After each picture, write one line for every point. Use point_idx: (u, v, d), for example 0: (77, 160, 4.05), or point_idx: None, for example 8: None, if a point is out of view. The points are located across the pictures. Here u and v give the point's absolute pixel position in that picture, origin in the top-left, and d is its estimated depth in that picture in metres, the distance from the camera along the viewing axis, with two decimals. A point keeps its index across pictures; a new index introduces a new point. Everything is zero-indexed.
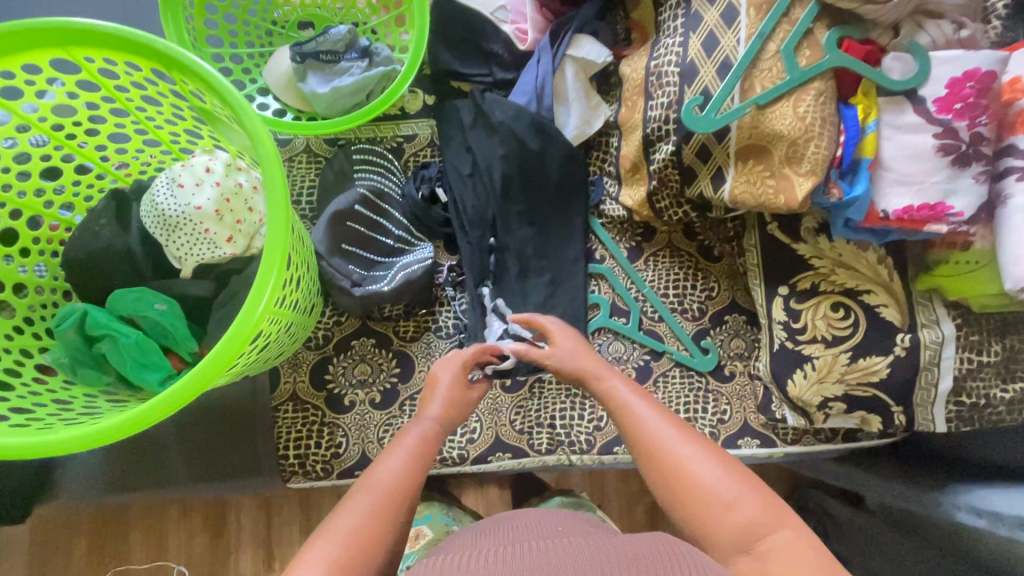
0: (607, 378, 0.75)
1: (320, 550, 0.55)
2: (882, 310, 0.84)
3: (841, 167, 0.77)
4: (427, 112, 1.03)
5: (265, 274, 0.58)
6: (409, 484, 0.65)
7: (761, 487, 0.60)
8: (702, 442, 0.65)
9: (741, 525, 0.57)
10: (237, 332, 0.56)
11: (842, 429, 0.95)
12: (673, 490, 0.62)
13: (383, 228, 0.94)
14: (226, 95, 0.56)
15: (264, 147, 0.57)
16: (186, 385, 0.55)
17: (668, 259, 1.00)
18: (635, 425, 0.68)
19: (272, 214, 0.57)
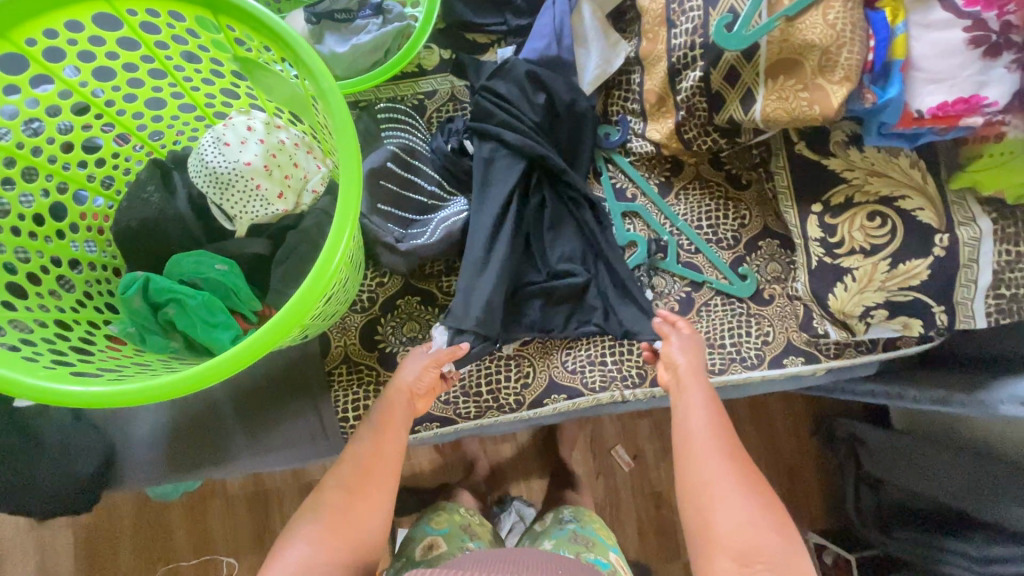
0: (690, 387, 0.84)
1: (304, 528, 0.72)
2: (919, 213, 0.85)
3: (873, 72, 0.78)
4: (444, 67, 1.02)
5: (339, 227, 0.56)
6: (382, 459, 0.79)
7: (782, 526, 0.71)
8: (743, 469, 0.76)
9: (740, 550, 0.69)
10: (315, 282, 0.55)
11: (882, 339, 0.98)
12: (700, 492, 0.75)
13: (416, 185, 0.94)
14: (287, 40, 0.56)
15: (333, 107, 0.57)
16: (267, 334, 0.54)
17: (698, 192, 1.02)
18: (689, 427, 0.81)
19: (344, 165, 0.56)
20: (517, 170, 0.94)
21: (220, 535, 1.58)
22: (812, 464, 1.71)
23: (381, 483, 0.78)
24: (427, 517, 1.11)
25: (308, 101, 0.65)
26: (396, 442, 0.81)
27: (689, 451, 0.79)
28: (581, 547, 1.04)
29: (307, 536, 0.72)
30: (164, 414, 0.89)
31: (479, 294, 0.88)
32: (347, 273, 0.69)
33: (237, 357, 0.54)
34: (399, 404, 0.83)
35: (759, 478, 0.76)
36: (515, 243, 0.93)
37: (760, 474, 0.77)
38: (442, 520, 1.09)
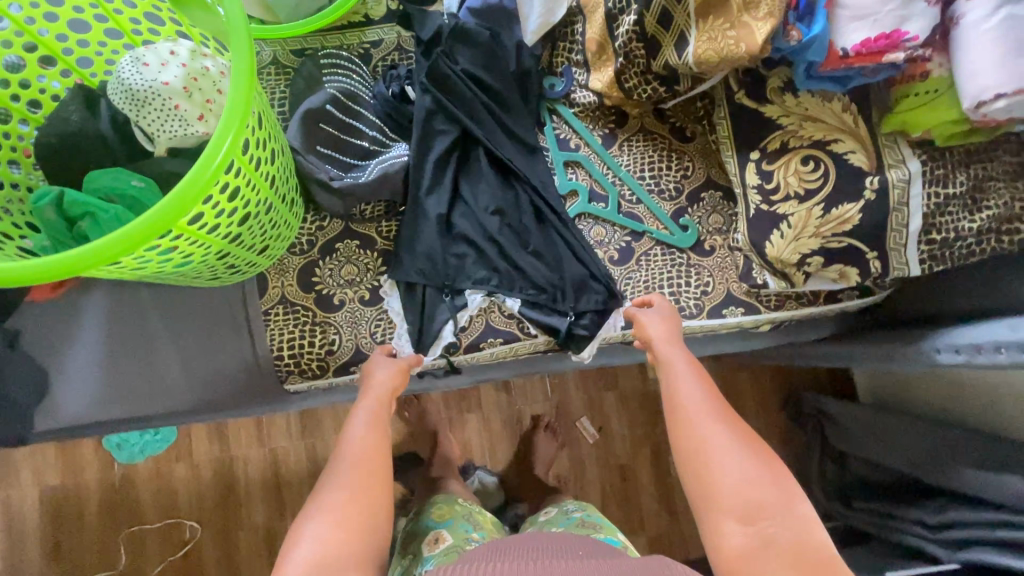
0: (670, 351, 0.85)
1: (312, 525, 0.66)
2: (851, 156, 0.85)
3: (798, 10, 0.78)
4: (392, 18, 1.02)
5: (227, 124, 0.58)
6: (375, 448, 0.75)
7: (784, 479, 0.69)
8: (733, 425, 0.75)
9: (746, 503, 0.67)
10: (180, 198, 0.55)
11: (823, 291, 0.98)
12: (694, 457, 0.74)
13: (357, 131, 0.94)
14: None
15: (239, 44, 0.58)
16: (116, 241, 0.54)
17: (642, 143, 1.02)
18: (677, 393, 0.79)
19: (232, 102, 0.58)
20: (453, 114, 0.95)
21: (186, 499, 1.59)
22: (780, 439, 1.70)
23: (380, 475, 0.73)
24: (428, 513, 1.05)
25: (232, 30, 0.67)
26: (383, 427, 0.79)
27: (682, 418, 0.78)
28: (590, 530, 1.02)
29: (314, 531, 0.65)
30: (103, 349, 0.90)
31: (423, 244, 0.94)
32: (256, 204, 0.70)
33: (65, 262, 0.54)
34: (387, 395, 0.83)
35: (752, 434, 0.74)
36: (464, 179, 0.97)
37: (755, 432, 0.76)
38: (443, 512, 1.05)
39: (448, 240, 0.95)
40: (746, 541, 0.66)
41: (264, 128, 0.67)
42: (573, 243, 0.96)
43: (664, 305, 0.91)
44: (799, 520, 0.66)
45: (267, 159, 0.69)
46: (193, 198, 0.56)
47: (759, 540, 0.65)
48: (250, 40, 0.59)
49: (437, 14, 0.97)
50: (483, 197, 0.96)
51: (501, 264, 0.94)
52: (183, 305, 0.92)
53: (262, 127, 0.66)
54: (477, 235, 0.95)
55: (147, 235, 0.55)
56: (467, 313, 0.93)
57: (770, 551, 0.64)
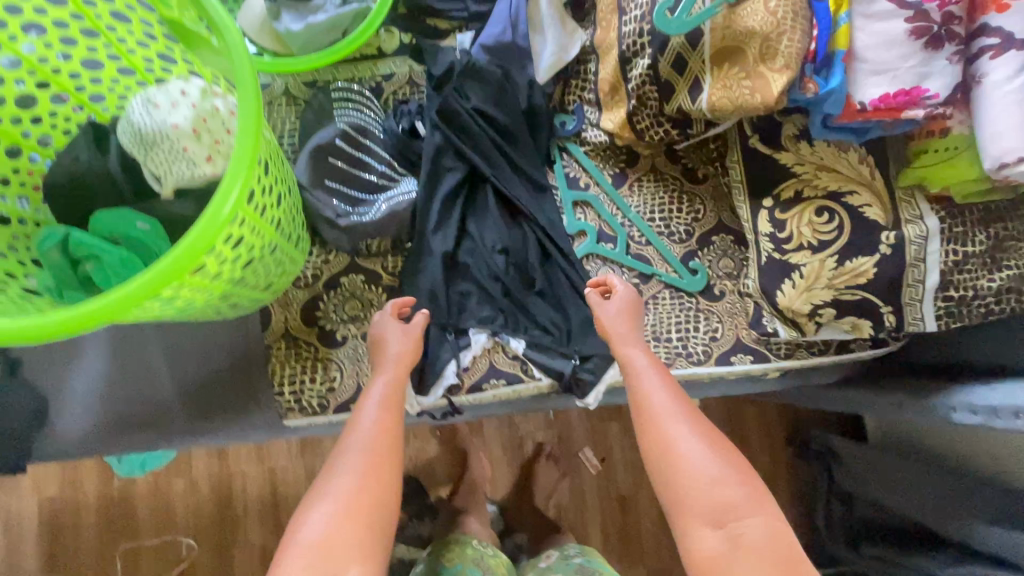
0: (630, 345, 0.84)
1: (320, 509, 0.66)
2: (866, 209, 0.83)
3: (815, 62, 0.76)
4: (404, 51, 1.01)
5: (233, 174, 0.58)
6: (385, 439, 0.74)
7: (749, 477, 0.70)
8: (699, 424, 0.75)
9: (716, 506, 0.68)
10: (190, 247, 0.55)
11: (834, 341, 0.96)
12: (661, 459, 0.73)
13: (367, 165, 0.94)
14: (224, 23, 0.60)
15: (248, 99, 0.58)
16: (130, 294, 0.54)
17: (652, 184, 1.01)
18: (645, 396, 0.78)
19: (237, 156, 0.58)
20: (463, 151, 0.95)
21: (183, 515, 1.58)
22: (786, 476, 1.66)
23: (389, 464, 0.72)
24: (439, 554, 1.06)
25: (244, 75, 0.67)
26: (396, 414, 0.78)
27: (646, 420, 0.77)
28: None
29: (322, 516, 0.66)
30: (105, 379, 0.90)
31: (426, 281, 0.93)
32: (263, 246, 0.69)
33: (72, 320, 0.54)
34: (399, 376, 0.82)
35: (720, 433, 0.74)
36: (470, 217, 0.96)
37: (719, 429, 0.75)
38: (453, 557, 1.05)
39: (452, 277, 0.94)
40: (716, 544, 0.66)
41: (270, 174, 0.67)
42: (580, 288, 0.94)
43: (630, 292, 0.89)
44: (768, 519, 0.66)
45: (273, 202, 0.69)
46: (202, 249, 0.56)
47: (732, 541, 0.65)
48: (258, 95, 0.59)
49: (449, 50, 0.98)
50: (489, 235, 0.95)
51: (506, 305, 0.93)
52: (184, 336, 0.91)
53: (267, 173, 0.66)
54: (481, 274, 0.94)
55: (160, 285, 0.55)
56: (470, 353, 0.92)
57: (741, 553, 0.64)
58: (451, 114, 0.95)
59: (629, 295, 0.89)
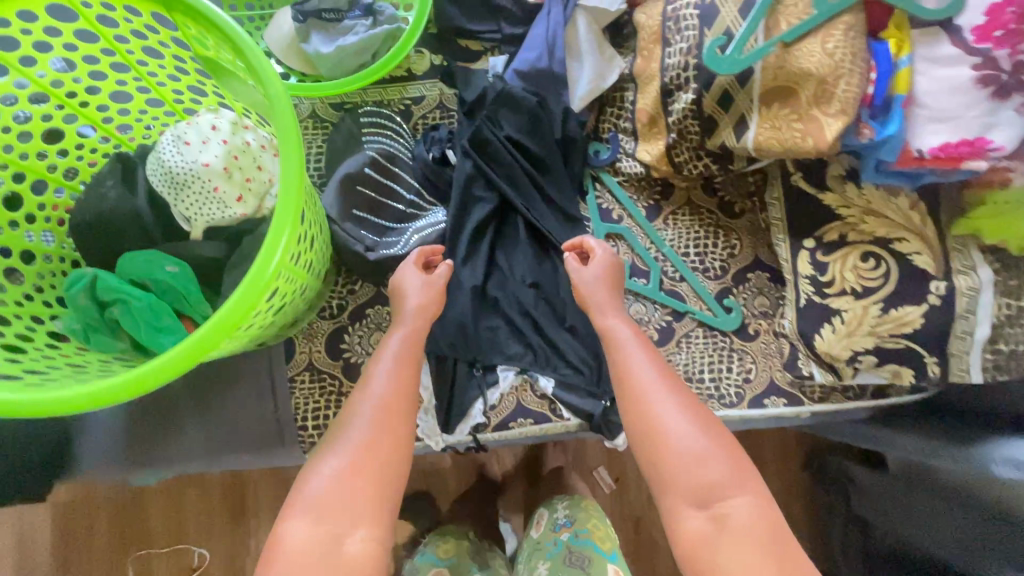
0: (609, 315, 0.82)
1: (331, 463, 0.66)
2: (915, 257, 0.81)
3: (871, 107, 0.73)
4: (435, 73, 0.98)
5: (277, 231, 0.56)
6: (398, 397, 0.72)
7: (733, 456, 0.67)
8: (684, 398, 0.72)
9: (700, 485, 0.65)
10: (239, 304, 0.54)
11: (870, 386, 0.93)
12: (646, 434, 0.71)
13: (396, 194, 0.92)
14: (262, 67, 0.56)
15: (288, 163, 0.56)
16: (183, 353, 0.53)
17: (687, 217, 0.98)
18: (631, 373, 0.75)
19: (275, 228, 0.56)
20: (494, 182, 0.92)
21: (192, 526, 1.57)
22: (801, 502, 1.63)
23: (402, 423, 0.71)
24: (434, 547, 1.10)
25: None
26: (410, 371, 0.76)
27: (629, 392, 0.74)
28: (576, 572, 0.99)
29: (331, 470, 0.65)
30: (126, 409, 0.88)
31: (455, 315, 0.90)
32: (295, 293, 0.68)
33: (82, 398, 0.52)
34: (416, 331, 0.80)
35: (705, 410, 0.72)
36: (501, 248, 0.94)
37: (702, 404, 0.73)
38: (448, 549, 1.09)
39: (481, 311, 0.92)
40: (700, 524, 0.64)
41: (307, 224, 0.65)
42: None
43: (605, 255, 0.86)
44: (753, 498, 0.64)
45: (308, 248, 0.67)
46: (237, 321, 0.55)
47: (717, 521, 0.63)
48: (300, 160, 0.57)
49: (481, 74, 0.95)
50: (519, 268, 0.93)
51: (537, 343, 0.90)
52: (207, 366, 0.89)
53: (303, 227, 0.64)
54: (512, 308, 0.91)
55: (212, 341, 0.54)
56: (498, 391, 0.90)
57: (724, 534, 0.62)
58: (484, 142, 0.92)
59: (607, 259, 0.87)
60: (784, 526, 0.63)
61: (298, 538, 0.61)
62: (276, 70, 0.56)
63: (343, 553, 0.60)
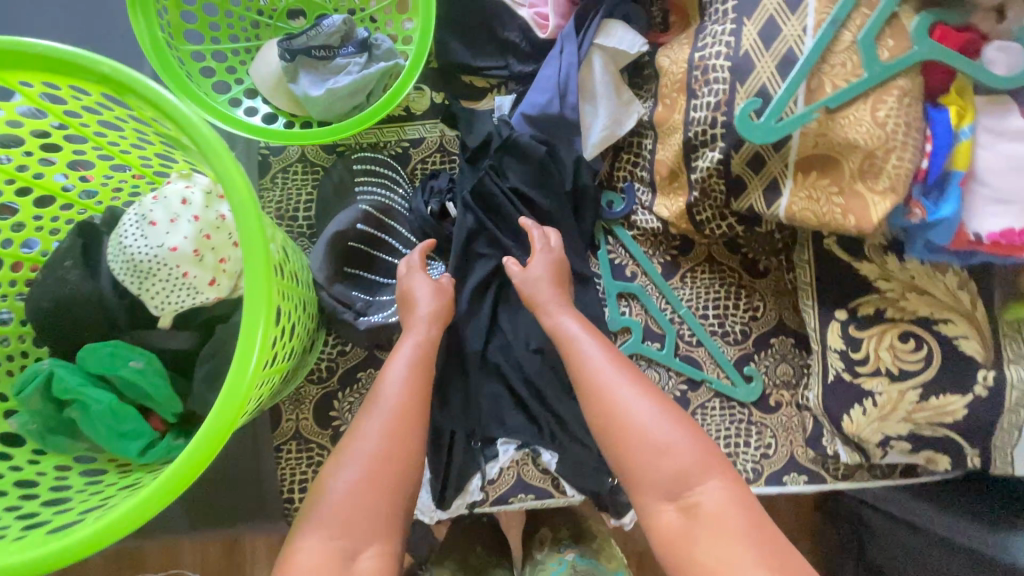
0: (555, 311, 0.76)
1: (344, 475, 0.62)
2: (961, 342, 0.73)
3: (925, 183, 0.65)
4: (435, 112, 0.90)
5: (250, 336, 0.49)
6: (412, 403, 0.68)
7: (698, 437, 0.65)
8: (642, 384, 0.69)
9: (673, 474, 0.63)
10: (218, 423, 0.47)
11: (900, 465, 0.85)
12: (608, 428, 0.67)
13: (390, 248, 0.85)
14: (215, 150, 0.46)
15: (255, 270, 0.49)
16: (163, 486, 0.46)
17: (707, 275, 0.90)
18: (584, 365, 0.71)
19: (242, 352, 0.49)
20: (497, 237, 0.85)
21: None
22: None
23: (416, 431, 0.67)
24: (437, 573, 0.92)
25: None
26: (425, 376, 0.71)
27: (586, 386, 0.70)
28: None
29: (347, 480, 0.62)
30: None
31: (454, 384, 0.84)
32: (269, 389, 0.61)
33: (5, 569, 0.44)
34: (431, 337, 0.75)
35: (662, 393, 0.69)
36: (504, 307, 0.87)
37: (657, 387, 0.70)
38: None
39: (481, 378, 0.85)
40: (676, 516, 0.61)
41: (285, 321, 0.58)
42: None
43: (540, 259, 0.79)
44: (724, 481, 0.62)
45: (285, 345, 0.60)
46: (208, 454, 0.48)
47: (690, 513, 0.61)
48: (269, 267, 0.49)
49: (486, 117, 0.86)
50: (524, 331, 0.85)
51: (541, 415, 0.84)
52: None
53: (280, 326, 0.57)
54: (514, 375, 0.85)
55: (191, 473, 0.47)
56: (497, 465, 0.84)
57: (702, 523, 0.60)
58: (487, 195, 0.84)
59: (548, 256, 0.80)
60: (756, 504, 0.61)
61: (311, 560, 0.58)
62: (230, 152, 0.47)
63: (356, 569, 0.59)
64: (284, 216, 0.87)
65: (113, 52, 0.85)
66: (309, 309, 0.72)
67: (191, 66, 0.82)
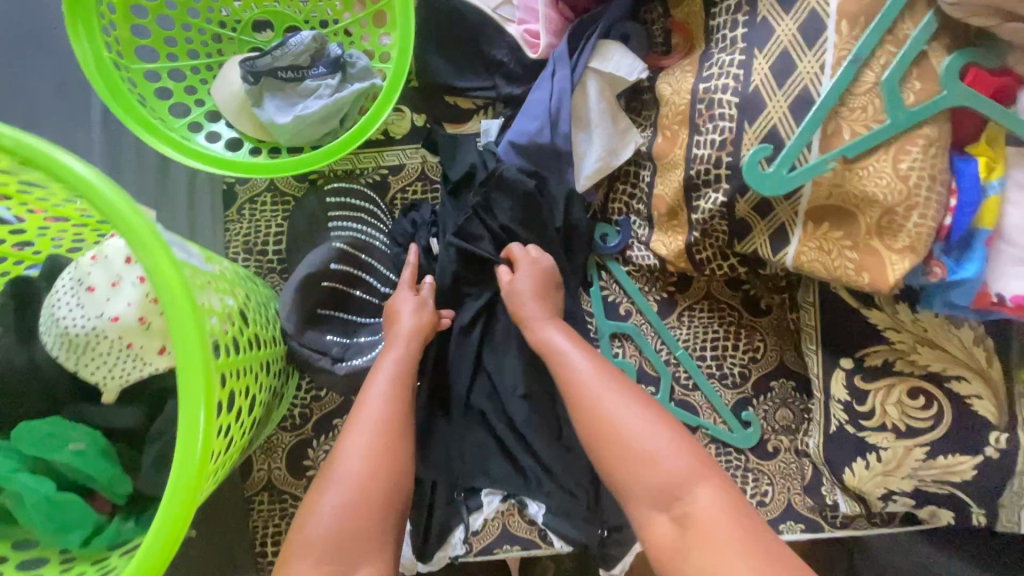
0: (542, 323, 0.72)
1: (331, 498, 0.58)
2: (974, 401, 0.69)
3: (947, 241, 0.59)
4: (416, 136, 0.84)
5: (190, 434, 0.43)
6: (394, 418, 0.64)
7: (687, 444, 0.59)
8: (630, 392, 0.64)
9: (662, 484, 0.57)
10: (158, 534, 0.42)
11: (900, 513, 0.81)
12: (595, 440, 0.62)
13: (371, 287, 0.78)
14: (139, 236, 0.41)
15: (188, 372, 0.42)
16: None
17: (705, 314, 0.85)
18: (569, 377, 0.66)
19: (176, 470, 0.42)
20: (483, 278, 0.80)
21: None
22: None
23: (399, 449, 0.63)
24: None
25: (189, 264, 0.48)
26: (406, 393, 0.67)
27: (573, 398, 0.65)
28: None
29: (335, 503, 0.58)
30: None
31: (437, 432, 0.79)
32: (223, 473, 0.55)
33: None
34: (412, 353, 0.71)
35: (651, 400, 0.64)
36: (489, 349, 0.81)
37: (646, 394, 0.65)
38: None
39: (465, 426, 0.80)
40: (669, 529, 0.56)
41: (235, 396, 0.51)
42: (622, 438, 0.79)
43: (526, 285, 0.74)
44: (716, 488, 0.56)
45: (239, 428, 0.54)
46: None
47: (682, 523, 0.55)
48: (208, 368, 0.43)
49: (469, 146, 0.80)
50: (511, 376, 0.79)
51: (528, 465, 0.79)
52: None
53: (228, 414, 0.50)
54: (500, 423, 0.80)
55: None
56: (482, 517, 0.80)
57: (694, 537, 0.54)
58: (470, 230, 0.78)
59: (537, 267, 0.75)
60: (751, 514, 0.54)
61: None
62: (156, 230, 0.41)
63: None
64: (252, 250, 0.80)
65: (56, 70, 0.76)
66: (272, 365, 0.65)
67: (145, 86, 0.74)
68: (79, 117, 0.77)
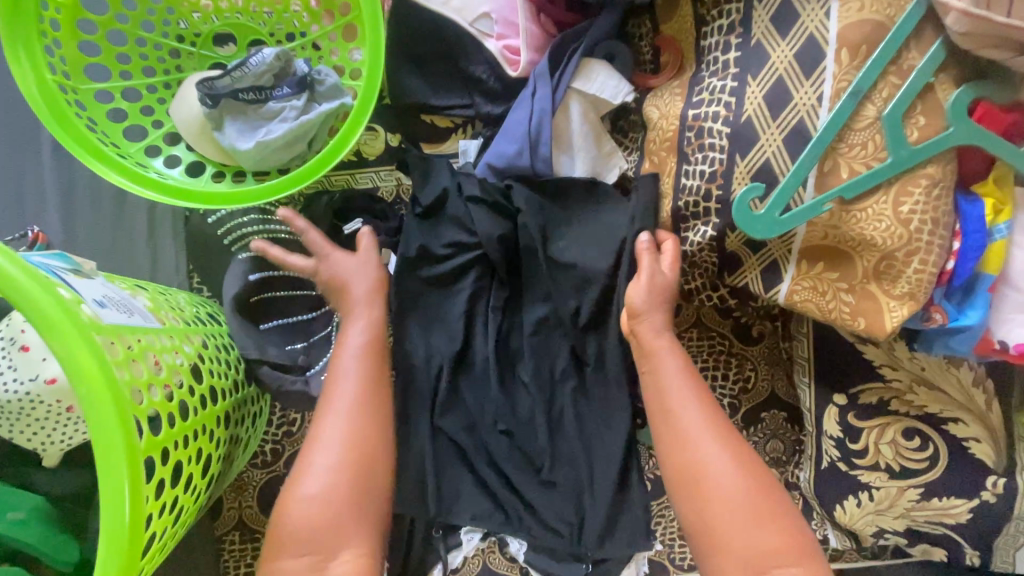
0: (655, 343, 0.63)
1: (308, 486, 0.59)
2: (971, 444, 0.67)
3: (949, 286, 0.56)
4: (390, 158, 0.80)
5: (114, 523, 0.40)
6: (369, 402, 0.63)
7: (787, 518, 0.55)
8: (736, 446, 0.59)
9: (756, 557, 0.54)
10: None
11: (891, 547, 0.80)
12: (688, 486, 0.58)
13: (304, 279, 0.73)
14: (53, 324, 0.38)
15: (109, 462, 0.39)
16: None
17: (694, 343, 0.81)
18: (673, 411, 0.60)
19: (104, 564, 0.40)
20: (460, 307, 0.76)
21: None
22: None
23: (375, 436, 0.62)
24: None
25: (126, 330, 0.46)
26: (372, 375, 0.65)
27: (669, 433, 0.60)
28: None
29: (310, 493, 0.58)
30: None
31: (409, 469, 0.75)
32: (184, 534, 0.53)
33: None
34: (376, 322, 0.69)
35: (757, 458, 0.59)
36: (468, 382, 0.77)
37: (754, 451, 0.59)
38: None
39: (442, 461, 0.77)
40: None
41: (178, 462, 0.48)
42: (596, 478, 0.75)
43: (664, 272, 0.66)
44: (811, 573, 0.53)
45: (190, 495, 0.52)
46: None
47: None
48: (133, 460, 0.40)
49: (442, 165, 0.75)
50: (491, 410, 0.76)
51: (508, 501, 0.76)
52: None
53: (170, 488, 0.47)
54: (479, 459, 0.76)
55: None
56: (461, 554, 0.79)
57: None
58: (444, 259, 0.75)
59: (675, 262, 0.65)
60: None
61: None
62: (67, 309, 0.39)
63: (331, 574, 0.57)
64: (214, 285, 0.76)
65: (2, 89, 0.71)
66: (234, 411, 0.63)
67: (96, 109, 0.69)
68: (30, 140, 0.73)
